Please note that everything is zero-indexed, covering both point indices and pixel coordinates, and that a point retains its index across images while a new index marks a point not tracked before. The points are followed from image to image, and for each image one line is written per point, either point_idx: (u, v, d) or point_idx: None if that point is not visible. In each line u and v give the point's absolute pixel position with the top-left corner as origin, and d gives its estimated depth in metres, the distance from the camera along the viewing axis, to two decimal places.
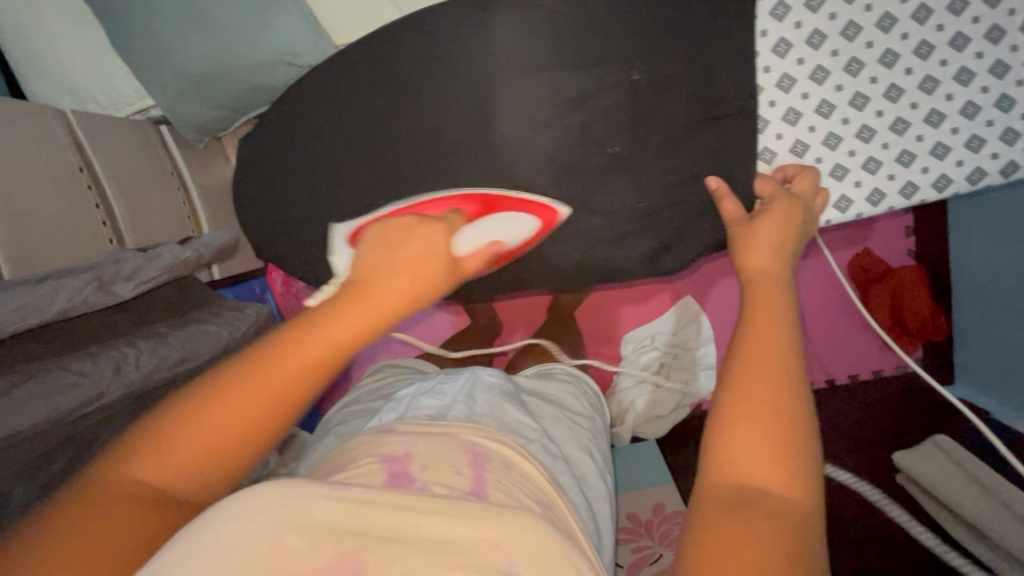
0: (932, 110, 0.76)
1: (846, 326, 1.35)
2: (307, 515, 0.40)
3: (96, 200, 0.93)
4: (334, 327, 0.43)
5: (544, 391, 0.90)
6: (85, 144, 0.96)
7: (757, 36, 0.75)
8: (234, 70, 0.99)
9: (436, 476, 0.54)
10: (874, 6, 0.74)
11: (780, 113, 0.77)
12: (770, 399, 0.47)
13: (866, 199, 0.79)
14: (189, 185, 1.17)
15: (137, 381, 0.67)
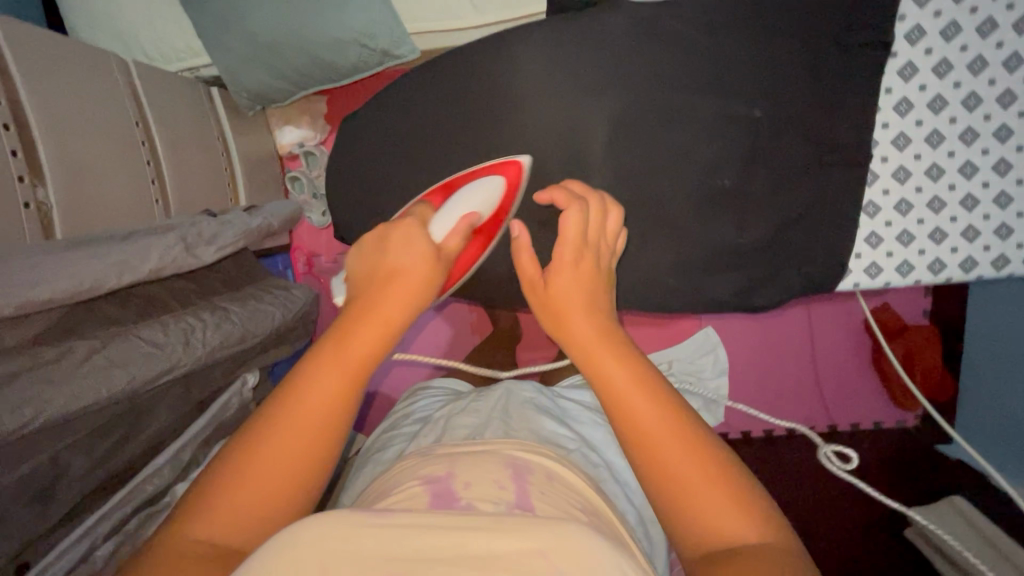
0: (1002, 191, 0.78)
1: (853, 376, 1.40)
2: (352, 544, 0.38)
3: (147, 157, 0.90)
4: (351, 347, 0.45)
5: (580, 400, 0.95)
6: (142, 98, 0.93)
7: (882, 93, 0.77)
8: (306, 44, 0.98)
9: (479, 492, 0.52)
10: (964, 86, 0.76)
11: (890, 169, 0.79)
12: (683, 443, 0.46)
13: (927, 267, 0.82)
14: (232, 150, 1.14)
15: (202, 357, 0.65)
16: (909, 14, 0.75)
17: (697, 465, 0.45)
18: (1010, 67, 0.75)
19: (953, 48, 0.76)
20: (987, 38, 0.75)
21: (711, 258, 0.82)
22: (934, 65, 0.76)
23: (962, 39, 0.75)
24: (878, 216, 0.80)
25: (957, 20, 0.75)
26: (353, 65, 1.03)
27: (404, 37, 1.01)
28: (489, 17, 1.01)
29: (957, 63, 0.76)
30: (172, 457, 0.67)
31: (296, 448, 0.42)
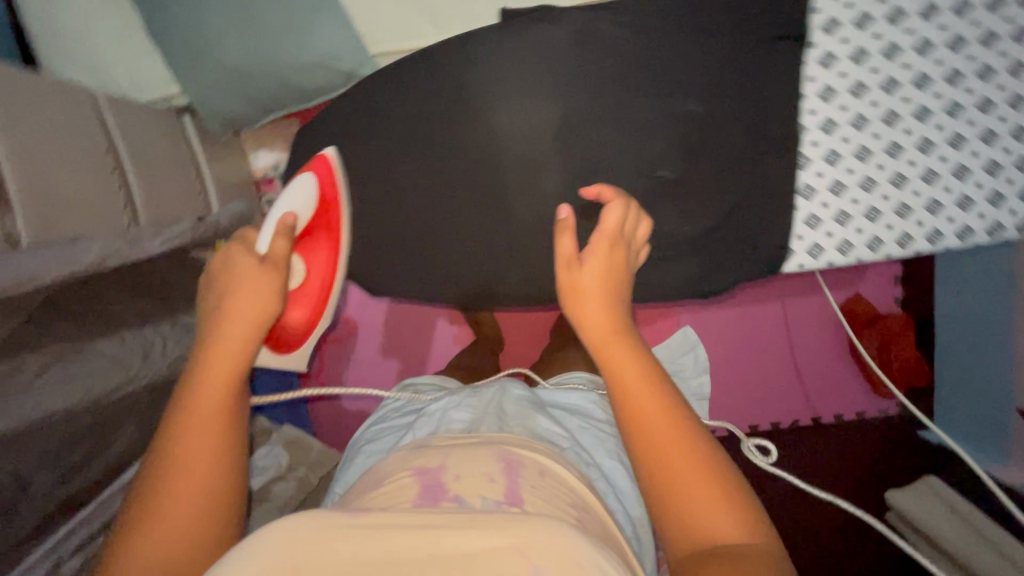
0: (928, 168, 0.85)
1: (834, 367, 1.40)
2: (329, 545, 0.40)
3: (118, 183, 0.92)
4: (206, 378, 0.54)
5: (568, 402, 0.94)
6: (112, 128, 0.95)
7: (807, 82, 0.84)
8: (277, 68, 1.01)
9: (468, 486, 0.54)
10: (880, 71, 0.83)
11: (821, 153, 0.86)
12: (687, 457, 0.51)
13: (865, 244, 0.88)
14: (205, 171, 1.15)
15: (162, 368, 0.73)
16: (820, 8, 0.83)
17: (698, 462, 0.51)
18: (921, 52, 0.83)
19: (867, 37, 0.83)
20: (896, 26, 0.82)
21: (665, 246, 0.85)
22: (851, 53, 0.83)
23: (874, 28, 0.83)
24: (815, 198, 0.86)
25: (867, 12, 0.83)
26: (319, 87, 1.06)
27: (369, 59, 1.04)
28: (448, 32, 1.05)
29: (872, 51, 0.83)
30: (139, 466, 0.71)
31: (189, 474, 0.50)
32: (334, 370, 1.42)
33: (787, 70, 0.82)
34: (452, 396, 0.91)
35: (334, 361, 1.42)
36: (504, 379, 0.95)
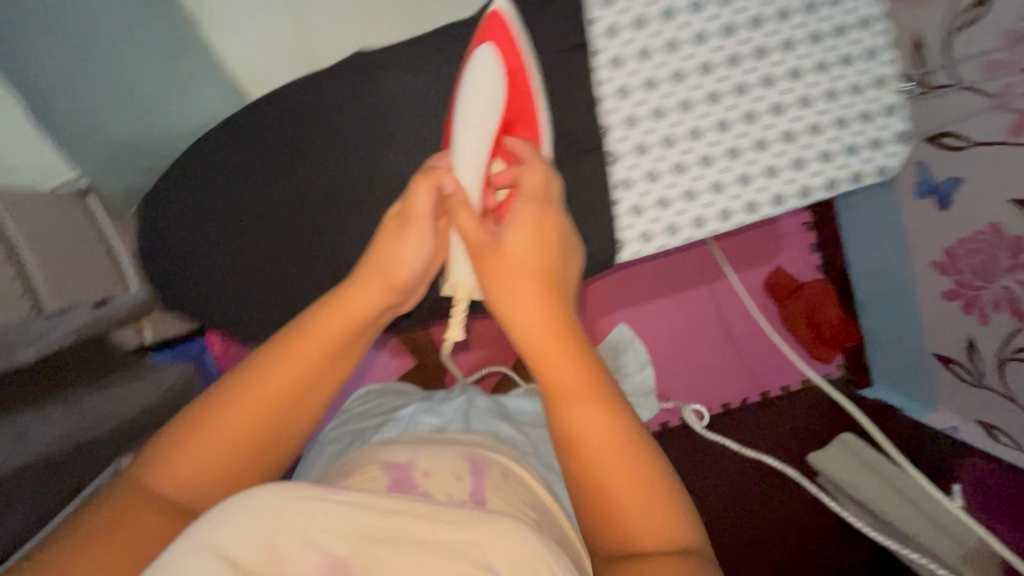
0: (705, 159, 0.89)
1: (768, 341, 1.44)
2: (309, 520, 0.46)
3: (15, 273, 0.93)
4: (270, 362, 0.55)
5: (526, 410, 1.10)
6: (8, 223, 0.97)
7: (598, 84, 0.87)
8: (152, 137, 0.99)
9: (435, 481, 0.72)
10: (640, 75, 0.87)
11: (629, 146, 0.89)
12: (623, 454, 0.52)
13: (664, 231, 0.91)
14: (116, 247, 1.17)
15: (44, 449, 0.73)
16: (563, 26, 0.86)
17: (633, 458, 0.52)
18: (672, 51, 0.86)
19: (618, 44, 0.86)
20: (643, 31, 0.86)
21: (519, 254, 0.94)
22: (608, 62, 0.86)
23: (622, 36, 0.86)
24: (632, 188, 0.89)
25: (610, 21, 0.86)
26: None
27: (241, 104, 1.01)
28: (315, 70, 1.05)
29: (626, 57, 0.86)
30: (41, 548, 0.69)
31: (215, 439, 0.53)
32: None
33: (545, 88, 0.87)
34: (420, 403, 1.05)
35: None
36: (470, 392, 1.13)
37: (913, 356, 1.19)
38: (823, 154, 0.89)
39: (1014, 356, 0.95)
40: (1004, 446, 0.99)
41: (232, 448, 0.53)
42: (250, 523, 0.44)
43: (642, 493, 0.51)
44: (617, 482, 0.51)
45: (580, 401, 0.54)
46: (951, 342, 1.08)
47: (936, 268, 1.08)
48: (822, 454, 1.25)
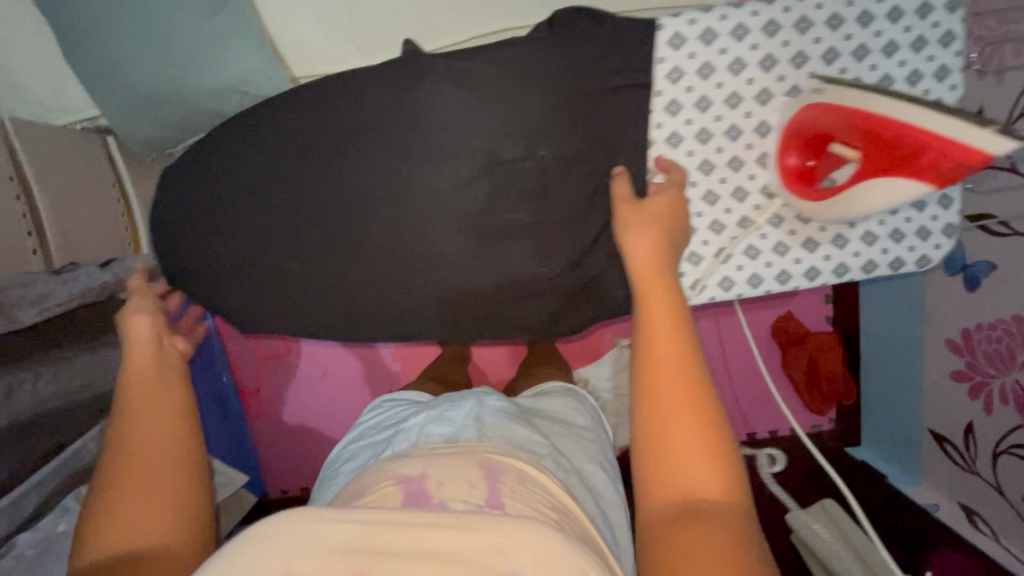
0: (807, 236, 0.85)
1: (766, 385, 1.37)
2: (329, 536, 0.49)
3: (23, 211, 0.92)
4: (146, 424, 0.64)
5: (547, 409, 1.03)
6: (20, 153, 0.94)
7: (684, 155, 0.81)
8: (184, 94, 0.99)
9: (451, 492, 0.64)
10: (754, 148, 0.81)
11: (706, 223, 0.84)
12: (694, 430, 0.58)
13: (746, 280, 0.87)
14: (130, 197, 1.16)
15: (29, 406, 0.71)
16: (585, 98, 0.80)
17: (694, 440, 0.58)
18: (760, 133, 0.81)
19: (709, 118, 0.80)
20: (765, 106, 0.80)
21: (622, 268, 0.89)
22: (696, 133, 0.81)
23: (714, 111, 0.80)
24: (700, 265, 0.85)
25: (706, 95, 0.80)
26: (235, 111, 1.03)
27: (281, 81, 1.02)
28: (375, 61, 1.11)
29: (715, 131, 0.81)
30: (14, 501, 0.67)
31: (113, 521, 0.58)
32: (274, 385, 1.46)
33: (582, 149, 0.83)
34: (431, 409, 0.96)
35: (275, 376, 1.45)
36: (476, 392, 1.02)
37: (907, 430, 1.19)
38: (921, 227, 0.85)
39: (1008, 451, 0.95)
40: (980, 532, 1.01)
41: (165, 475, 0.61)
42: (279, 539, 0.49)
43: (690, 416, 0.58)
44: (672, 389, 0.59)
45: (656, 304, 0.63)
46: (950, 423, 1.08)
47: (952, 349, 1.06)
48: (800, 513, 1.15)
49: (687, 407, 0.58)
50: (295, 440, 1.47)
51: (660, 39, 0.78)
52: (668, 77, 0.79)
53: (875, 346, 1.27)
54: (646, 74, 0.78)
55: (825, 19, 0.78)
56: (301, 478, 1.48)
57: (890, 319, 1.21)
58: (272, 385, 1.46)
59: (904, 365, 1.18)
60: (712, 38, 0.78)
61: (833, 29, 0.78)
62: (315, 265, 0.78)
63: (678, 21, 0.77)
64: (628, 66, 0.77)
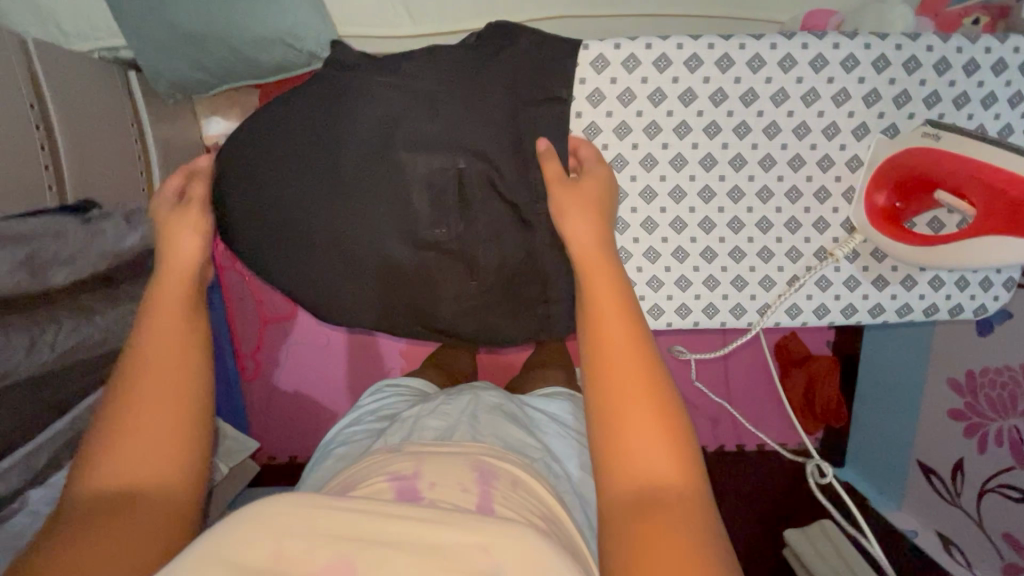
0: (879, 274, 0.81)
1: (762, 401, 1.36)
2: (309, 525, 0.42)
3: (41, 141, 0.85)
4: (159, 356, 0.56)
5: (543, 409, 0.82)
6: (41, 78, 0.87)
7: (774, 179, 0.80)
8: (228, 38, 0.94)
9: (443, 493, 0.51)
10: (844, 180, 0.79)
11: (785, 249, 0.81)
12: (643, 399, 0.51)
13: (813, 310, 0.83)
14: (148, 139, 1.09)
15: (48, 361, 0.67)
16: (586, 112, 0.78)
17: (648, 412, 0.50)
18: (851, 167, 0.79)
19: (775, 145, 0.79)
20: (860, 140, 0.78)
21: (652, 279, 0.83)
22: (788, 159, 0.79)
23: (811, 139, 0.78)
24: (773, 291, 0.82)
25: (806, 122, 0.78)
26: (279, 64, 1.00)
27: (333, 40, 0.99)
28: (425, 29, 1.07)
29: (808, 159, 0.79)
30: (23, 459, 0.66)
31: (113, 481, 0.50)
32: (270, 351, 1.40)
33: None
34: (428, 401, 0.78)
35: (272, 341, 1.39)
36: (476, 385, 0.82)
37: (897, 458, 1.24)
38: (986, 278, 0.80)
39: (993, 489, 1.01)
40: (953, 559, 1.08)
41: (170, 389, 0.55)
42: (251, 523, 0.42)
43: (641, 390, 0.51)
44: (620, 362, 0.52)
45: (600, 276, 0.58)
46: (937, 456, 1.13)
47: (953, 389, 1.10)
48: (794, 529, 1.19)
49: (642, 394, 0.51)
50: (286, 406, 1.42)
51: (764, 55, 0.76)
52: (771, 99, 0.77)
53: (870, 376, 1.32)
54: (753, 95, 0.77)
55: (933, 62, 0.75)
56: (287, 446, 1.43)
57: (896, 351, 1.25)
58: (270, 348, 1.39)
59: (900, 395, 1.23)
60: (821, 64, 0.76)
61: (938, 74, 0.76)
62: (321, 255, 0.78)
63: (790, 43, 0.75)
64: (725, 87, 0.77)
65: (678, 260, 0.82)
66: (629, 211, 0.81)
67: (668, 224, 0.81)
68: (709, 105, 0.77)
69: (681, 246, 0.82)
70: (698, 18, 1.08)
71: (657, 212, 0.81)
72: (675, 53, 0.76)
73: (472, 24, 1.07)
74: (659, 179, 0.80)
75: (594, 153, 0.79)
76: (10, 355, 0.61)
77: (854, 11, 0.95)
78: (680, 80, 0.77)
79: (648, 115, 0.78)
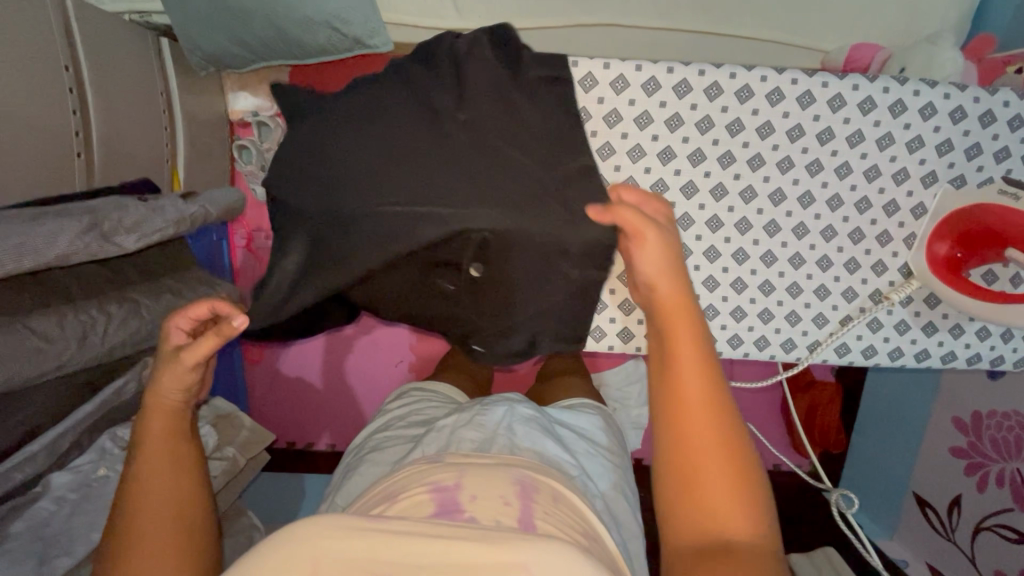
0: (930, 320, 0.80)
1: (766, 423, 1.37)
2: (348, 546, 0.40)
3: (74, 106, 0.81)
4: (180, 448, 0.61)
5: (572, 424, 0.81)
6: (76, 39, 0.84)
7: (839, 219, 0.79)
8: (273, 15, 0.91)
9: (485, 508, 0.49)
10: (908, 226, 0.78)
11: (841, 288, 0.80)
12: (715, 455, 0.49)
13: (860, 350, 0.82)
14: (175, 110, 1.06)
15: (98, 349, 0.65)
16: (663, 135, 0.76)
17: (725, 470, 0.48)
18: (916, 214, 0.78)
19: (844, 185, 0.78)
20: (928, 188, 0.77)
21: (708, 307, 0.81)
22: (856, 201, 0.78)
23: (880, 182, 0.77)
24: (825, 329, 0.81)
25: (878, 165, 0.77)
26: (320, 47, 0.97)
27: (379, 28, 0.98)
28: (472, 25, 1.05)
29: (875, 203, 0.78)
30: (50, 445, 0.64)
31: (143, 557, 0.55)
32: None
33: (655, 184, 0.78)
34: (462, 411, 0.78)
35: None
36: (510, 397, 0.81)
37: (894, 489, 1.26)
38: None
39: (989, 528, 1.03)
40: None
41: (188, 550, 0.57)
42: (304, 542, 0.41)
43: (718, 444, 0.49)
44: (695, 417, 0.50)
45: (682, 325, 0.53)
46: (937, 491, 1.16)
47: (957, 427, 1.13)
48: (795, 554, 1.21)
49: (716, 447, 0.49)
50: (288, 392, 1.40)
51: (847, 97, 0.74)
52: (847, 140, 0.76)
53: (873, 407, 1.34)
54: (829, 133, 0.76)
55: (1007, 118, 0.75)
56: (287, 433, 1.41)
57: (902, 385, 1.26)
58: None
59: (902, 428, 1.26)
60: (900, 110, 0.75)
61: (1011, 130, 0.75)
62: None
63: (872, 86, 0.74)
64: (803, 124, 0.76)
65: (736, 291, 0.81)
66: (693, 238, 0.80)
67: (729, 255, 0.80)
68: (785, 140, 0.76)
69: (740, 277, 0.81)
70: (746, 41, 1.08)
71: (720, 242, 0.80)
72: (758, 85, 0.74)
73: (519, 25, 1.06)
74: (726, 210, 0.79)
75: (666, 177, 0.78)
76: (61, 342, 0.60)
77: (902, 49, 0.95)
78: (759, 113, 0.75)
79: (724, 144, 0.76)
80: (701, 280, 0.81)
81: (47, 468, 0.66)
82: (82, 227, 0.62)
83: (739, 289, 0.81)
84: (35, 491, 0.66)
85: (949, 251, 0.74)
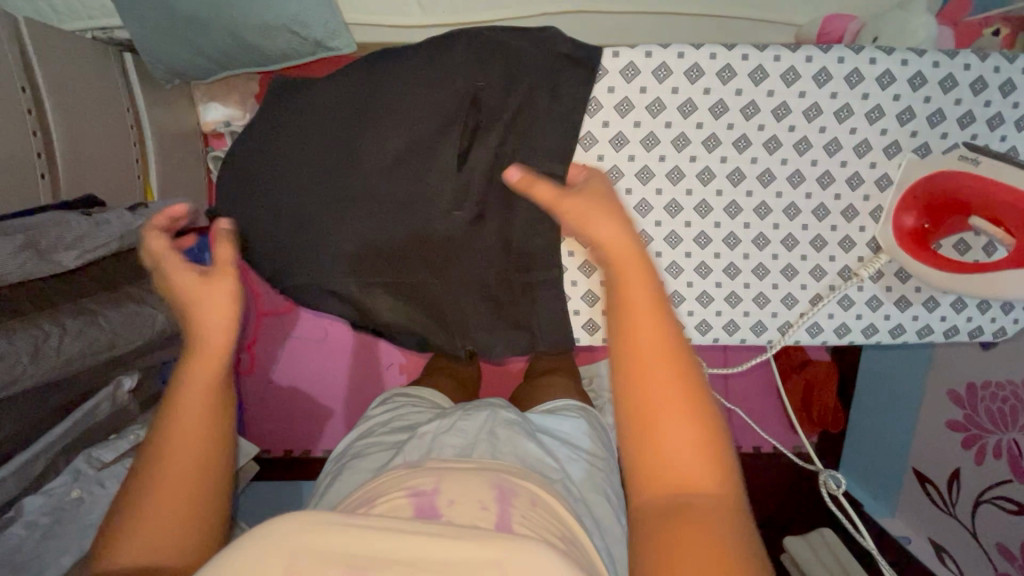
0: (902, 295, 0.79)
1: (762, 406, 1.35)
2: (323, 543, 0.39)
3: (34, 127, 0.81)
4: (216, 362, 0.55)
5: (555, 430, 0.80)
6: (33, 60, 0.83)
7: (802, 196, 0.77)
8: (231, 24, 0.90)
9: (461, 513, 0.48)
10: (872, 199, 0.77)
11: (809, 267, 0.79)
12: (668, 407, 0.44)
13: (833, 329, 0.80)
14: (144, 123, 1.05)
15: (55, 365, 0.65)
16: (614, 121, 0.75)
17: (689, 427, 0.44)
18: (881, 185, 0.76)
19: (804, 161, 0.76)
20: (891, 159, 0.75)
21: (674, 294, 0.80)
22: (818, 176, 0.76)
23: (841, 156, 0.76)
24: (795, 309, 0.80)
25: (838, 139, 0.75)
26: (282, 52, 0.96)
27: (339, 28, 0.97)
28: (435, 18, 1.04)
29: (838, 176, 0.76)
30: (21, 468, 0.65)
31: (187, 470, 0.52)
32: (268, 343, 1.38)
33: (610, 172, 0.77)
34: (445, 415, 0.78)
35: (269, 334, 1.37)
36: (492, 402, 0.81)
37: (893, 465, 1.25)
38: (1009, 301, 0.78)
39: (988, 501, 1.02)
40: (946, 568, 1.09)
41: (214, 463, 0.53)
42: (272, 541, 0.39)
43: (674, 395, 0.45)
44: (653, 363, 0.45)
45: (632, 275, 0.47)
46: (935, 465, 1.14)
47: (952, 400, 1.11)
48: (793, 536, 1.20)
49: (674, 403, 0.44)
50: (281, 401, 1.40)
51: (801, 71, 0.73)
52: (804, 114, 0.74)
53: (869, 384, 1.32)
54: (785, 109, 0.74)
55: (970, 81, 0.73)
56: (284, 441, 1.41)
57: (897, 362, 1.25)
58: (267, 340, 1.37)
59: (897, 403, 1.25)
60: (857, 80, 0.73)
61: (975, 93, 0.73)
62: (324, 253, 0.75)
63: (826, 57, 0.72)
64: (758, 100, 0.74)
65: (700, 276, 0.80)
66: (653, 224, 0.78)
67: (691, 239, 0.79)
68: (740, 118, 0.74)
69: (704, 261, 0.79)
70: (715, 19, 1.05)
71: (681, 226, 0.78)
72: (707, 63, 0.73)
73: (482, 16, 1.04)
74: (684, 193, 0.77)
75: (621, 164, 0.76)
76: (12, 362, 0.60)
77: (875, 18, 0.93)
78: (711, 91, 0.74)
79: (677, 126, 0.75)
80: (664, 267, 0.80)
81: (19, 493, 0.67)
82: (18, 244, 0.65)
83: (705, 273, 0.80)
84: (9, 517, 0.67)
85: (915, 216, 0.73)
